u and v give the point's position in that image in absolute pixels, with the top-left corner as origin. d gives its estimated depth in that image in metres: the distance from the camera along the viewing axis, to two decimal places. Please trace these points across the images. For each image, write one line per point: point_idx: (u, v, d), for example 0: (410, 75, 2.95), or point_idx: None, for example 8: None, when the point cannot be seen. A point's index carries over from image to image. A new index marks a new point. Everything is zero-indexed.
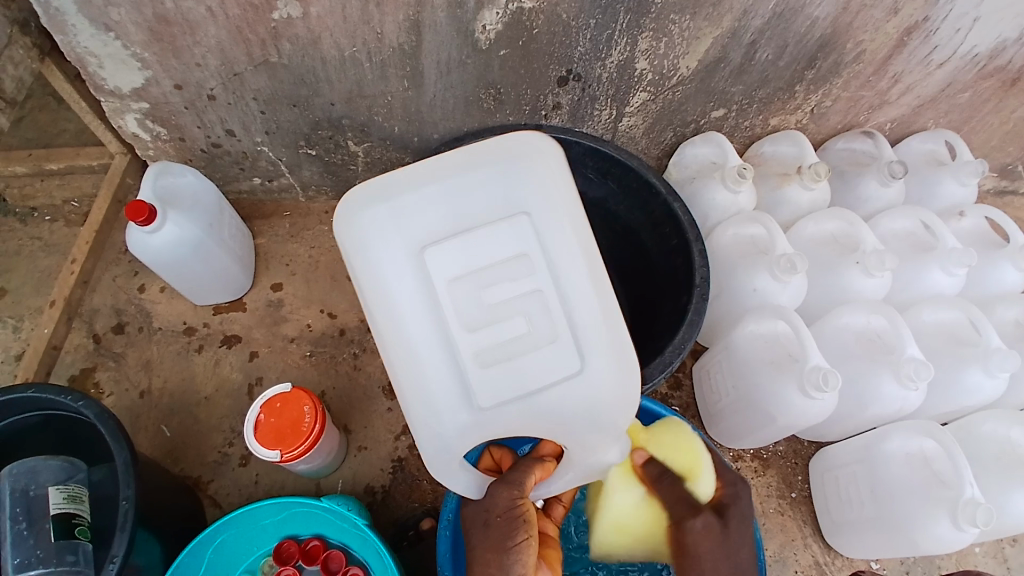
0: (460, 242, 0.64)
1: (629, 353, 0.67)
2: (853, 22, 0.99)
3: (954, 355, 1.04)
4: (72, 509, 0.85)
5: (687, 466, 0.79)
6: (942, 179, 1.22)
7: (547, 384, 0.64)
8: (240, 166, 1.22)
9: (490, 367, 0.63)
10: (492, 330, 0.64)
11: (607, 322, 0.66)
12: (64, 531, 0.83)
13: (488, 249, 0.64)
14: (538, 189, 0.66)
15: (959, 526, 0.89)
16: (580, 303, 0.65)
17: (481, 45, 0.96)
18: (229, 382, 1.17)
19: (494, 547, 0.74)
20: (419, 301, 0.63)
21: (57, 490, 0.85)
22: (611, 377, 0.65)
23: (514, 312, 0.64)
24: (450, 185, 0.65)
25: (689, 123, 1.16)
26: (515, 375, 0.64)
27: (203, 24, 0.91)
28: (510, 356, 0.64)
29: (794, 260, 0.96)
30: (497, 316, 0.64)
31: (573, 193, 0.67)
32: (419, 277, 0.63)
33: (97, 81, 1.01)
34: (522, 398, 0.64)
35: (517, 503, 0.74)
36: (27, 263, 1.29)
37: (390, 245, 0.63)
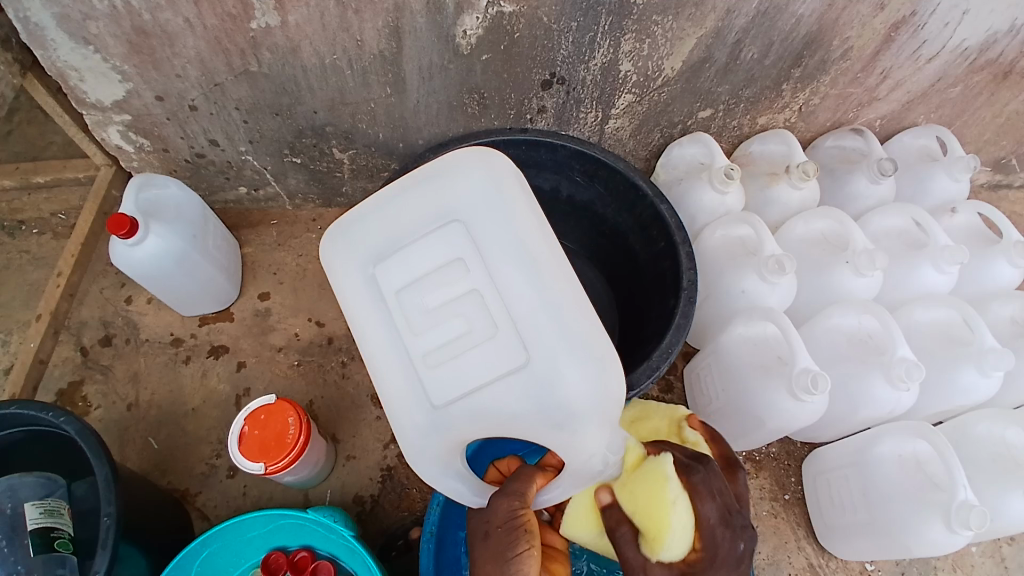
0: (400, 258, 0.69)
1: (567, 338, 0.66)
2: (838, 19, 0.98)
3: (947, 355, 1.03)
4: (51, 523, 0.85)
5: (648, 524, 0.67)
6: (933, 175, 1.21)
7: (489, 380, 0.66)
8: (226, 176, 1.21)
9: (436, 371, 0.67)
10: (433, 333, 0.67)
11: (543, 315, 0.66)
12: (43, 545, 0.83)
13: (426, 260, 0.69)
14: (467, 200, 0.70)
15: (951, 530, 0.89)
16: (515, 296, 0.67)
17: (462, 49, 0.95)
18: (217, 393, 1.17)
19: (494, 558, 0.69)
20: (373, 315, 0.69)
21: (32, 507, 0.85)
22: (551, 366, 0.65)
23: (454, 313, 0.67)
24: (386, 206, 0.71)
25: (677, 123, 1.15)
26: (458, 374, 0.66)
27: (181, 35, 0.90)
28: (454, 356, 0.67)
29: (782, 261, 0.95)
30: (437, 321, 0.68)
31: (497, 194, 0.70)
32: (372, 293, 0.69)
33: (79, 94, 1.01)
34: (468, 395, 0.66)
35: (517, 513, 0.70)
36: (15, 276, 1.29)
37: (346, 270, 0.70)
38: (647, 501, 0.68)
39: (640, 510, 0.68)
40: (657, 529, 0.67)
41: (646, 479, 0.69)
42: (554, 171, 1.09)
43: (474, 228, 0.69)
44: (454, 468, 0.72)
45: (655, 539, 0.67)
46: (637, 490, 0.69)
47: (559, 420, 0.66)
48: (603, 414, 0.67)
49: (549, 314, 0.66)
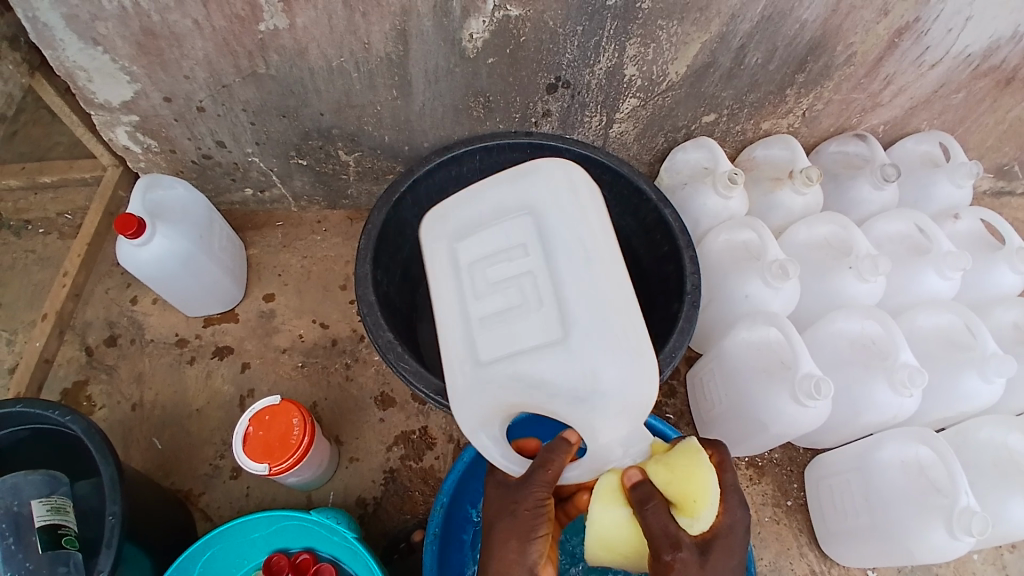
0: (476, 236, 0.72)
1: (610, 330, 0.65)
2: (842, 24, 0.98)
3: (951, 360, 1.03)
4: (57, 520, 0.85)
5: (682, 496, 0.66)
6: (936, 181, 1.21)
7: (528, 353, 0.66)
8: (232, 178, 1.22)
9: (476, 343, 0.69)
10: (491, 308, 0.69)
11: (587, 309, 0.66)
12: (51, 543, 0.84)
13: (481, 244, 0.72)
14: (548, 196, 0.71)
15: (954, 535, 0.88)
16: (570, 282, 0.67)
17: (468, 53, 0.96)
18: (221, 394, 1.17)
19: (517, 535, 0.70)
20: (447, 284, 0.72)
21: (40, 503, 0.85)
22: (584, 344, 0.65)
23: (509, 293, 0.69)
24: (488, 191, 0.73)
25: (681, 128, 1.16)
26: (502, 345, 0.68)
27: (190, 37, 0.91)
28: (502, 329, 0.68)
29: (786, 266, 0.95)
30: (483, 299, 0.70)
31: (600, 219, 0.71)
32: (447, 267, 0.73)
33: (87, 95, 1.02)
34: (507, 364, 0.67)
35: (544, 502, 0.70)
36: (20, 276, 1.29)
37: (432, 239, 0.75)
38: (684, 475, 0.66)
39: (675, 485, 0.66)
40: (694, 501, 0.66)
41: (680, 453, 0.68)
42: None
43: (525, 216, 0.71)
44: (491, 428, 0.72)
45: (690, 510, 0.67)
46: (673, 465, 0.67)
47: (587, 399, 0.65)
48: (626, 404, 0.66)
49: (588, 294, 0.66)
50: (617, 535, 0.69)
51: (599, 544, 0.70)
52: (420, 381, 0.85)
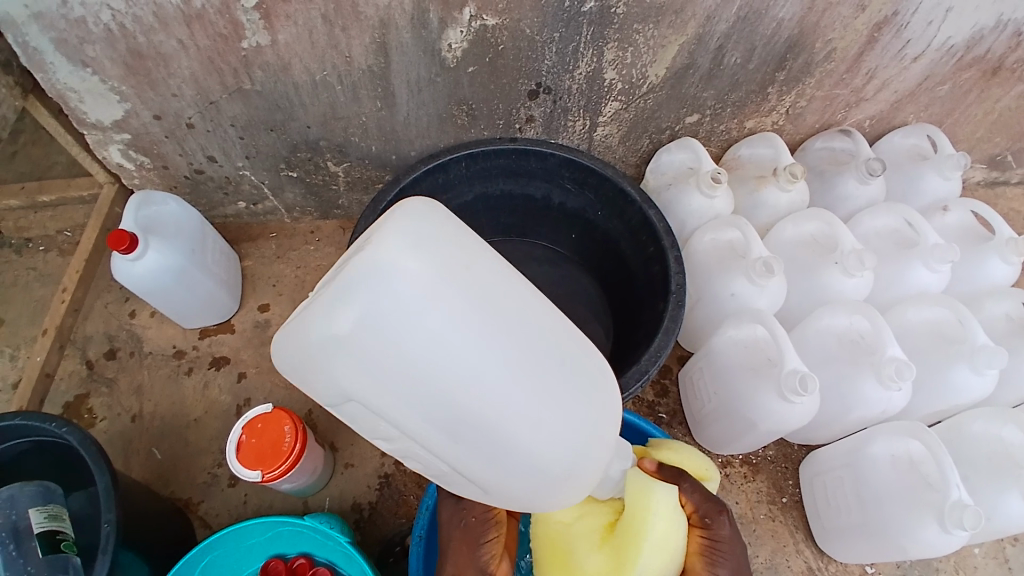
0: (343, 406, 0.63)
1: (528, 451, 0.61)
2: (820, 21, 0.99)
3: (940, 354, 1.03)
4: (54, 527, 0.88)
5: (695, 467, 0.80)
6: (924, 173, 1.21)
7: (469, 486, 0.67)
8: (224, 191, 1.24)
9: (427, 474, 0.69)
10: (409, 454, 0.66)
11: (493, 446, 0.61)
12: (50, 548, 0.86)
13: (354, 411, 0.63)
14: (376, 351, 0.58)
15: (946, 530, 0.88)
16: (460, 436, 0.60)
17: (448, 63, 0.97)
18: (218, 404, 1.19)
19: (468, 542, 0.74)
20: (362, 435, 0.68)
21: (37, 511, 0.88)
22: (528, 465, 0.62)
23: (410, 445, 0.64)
24: (316, 361, 0.60)
25: (665, 129, 1.16)
26: (444, 480, 0.68)
27: (176, 56, 0.93)
28: (433, 469, 0.67)
29: (770, 264, 0.96)
30: (403, 448, 0.65)
31: (450, 318, 0.59)
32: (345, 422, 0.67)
33: (80, 115, 1.04)
34: (461, 492, 0.69)
35: (492, 504, 0.75)
36: (22, 293, 1.32)
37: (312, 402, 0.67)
38: (688, 453, 0.81)
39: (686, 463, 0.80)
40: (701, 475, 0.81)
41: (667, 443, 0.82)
42: (544, 179, 1.11)
43: (387, 372, 0.58)
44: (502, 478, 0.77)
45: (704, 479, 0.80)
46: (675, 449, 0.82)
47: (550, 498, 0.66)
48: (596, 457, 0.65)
49: (496, 423, 0.60)
50: (674, 519, 0.70)
51: (662, 539, 0.69)
52: None
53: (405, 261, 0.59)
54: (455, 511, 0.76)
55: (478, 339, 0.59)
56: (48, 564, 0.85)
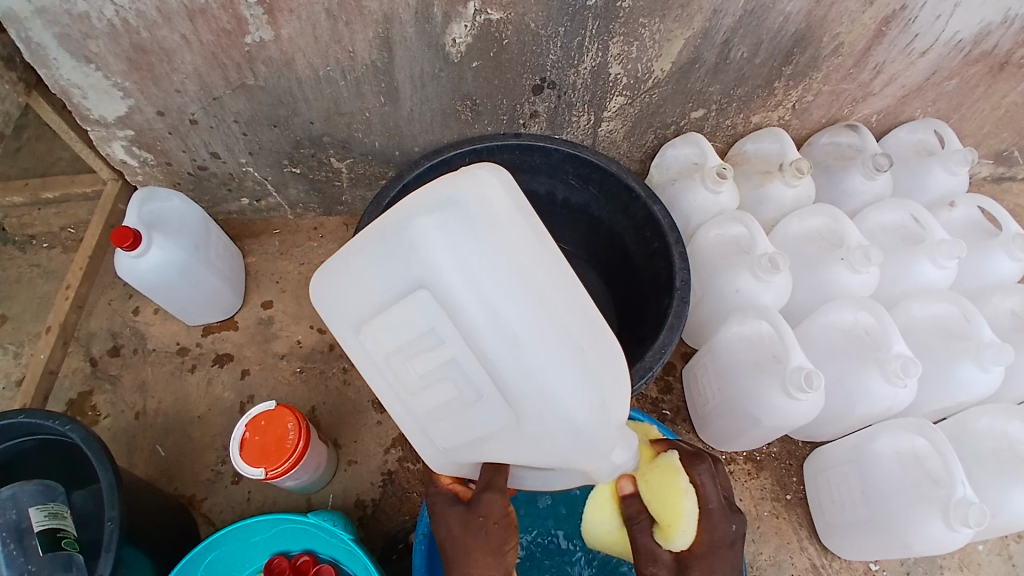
0: (382, 322, 0.65)
1: (563, 392, 0.61)
2: (827, 15, 0.98)
3: (945, 350, 1.02)
4: (55, 525, 0.88)
5: (662, 519, 0.68)
6: (931, 169, 1.20)
7: (488, 433, 0.66)
8: (228, 188, 1.24)
9: (441, 424, 0.68)
10: (430, 393, 0.65)
11: (530, 384, 0.61)
12: (52, 545, 0.86)
13: (394, 329, 0.64)
14: (436, 265, 0.62)
15: (951, 526, 0.88)
16: (504, 365, 0.61)
17: (452, 57, 0.97)
18: (221, 401, 1.19)
19: (490, 550, 0.69)
20: (381, 372, 0.68)
21: (37, 509, 0.87)
22: (558, 412, 0.62)
23: (440, 379, 0.64)
24: (371, 264, 0.65)
25: (670, 124, 1.16)
26: (462, 427, 0.67)
27: (179, 52, 0.93)
28: (451, 413, 0.66)
29: (775, 259, 0.95)
30: (429, 385, 0.65)
31: (514, 247, 0.62)
32: (363, 352, 0.67)
33: (83, 111, 1.04)
34: (472, 445, 0.68)
35: (510, 505, 0.71)
36: (26, 290, 1.32)
37: (339, 327, 0.67)
38: (658, 500, 0.68)
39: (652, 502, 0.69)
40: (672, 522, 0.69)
41: (665, 476, 0.68)
42: (548, 174, 1.10)
43: (445, 283, 0.62)
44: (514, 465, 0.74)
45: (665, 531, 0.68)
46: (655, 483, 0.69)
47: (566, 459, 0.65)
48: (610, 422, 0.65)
49: (541, 358, 0.61)
50: (609, 534, 0.74)
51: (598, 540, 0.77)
52: None
53: (485, 192, 0.64)
54: (468, 519, 0.70)
55: (535, 276, 0.62)
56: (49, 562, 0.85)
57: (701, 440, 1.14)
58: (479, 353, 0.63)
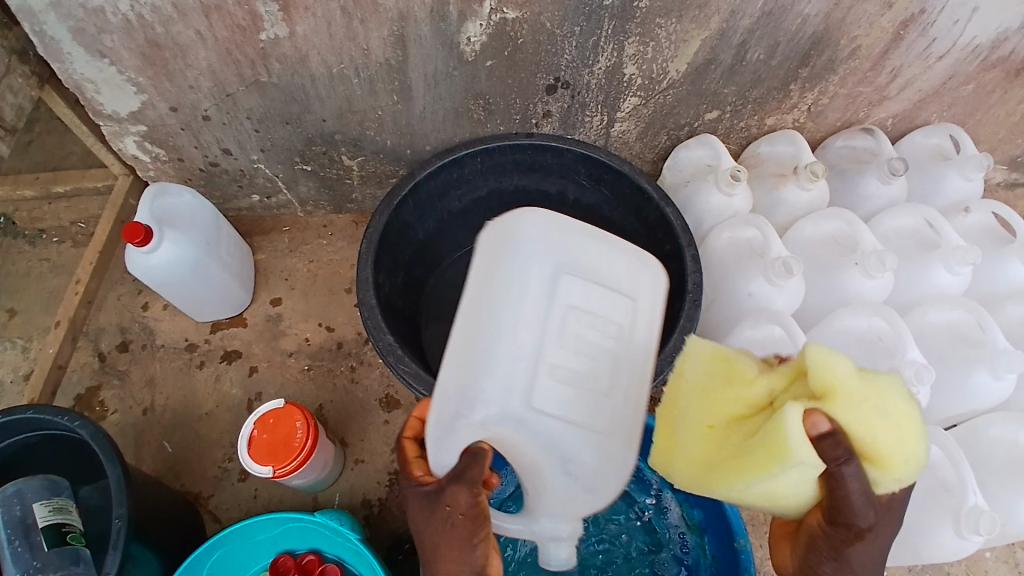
0: (590, 274, 0.65)
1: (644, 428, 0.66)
2: (845, 18, 0.97)
3: (959, 358, 1.01)
4: (61, 520, 0.88)
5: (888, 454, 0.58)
6: (945, 174, 1.19)
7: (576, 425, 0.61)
8: (238, 184, 1.24)
9: (540, 389, 0.61)
10: (563, 357, 0.62)
11: (633, 408, 0.65)
12: (57, 540, 0.86)
13: (589, 291, 0.64)
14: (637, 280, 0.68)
15: (961, 534, 0.87)
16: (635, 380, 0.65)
17: (467, 56, 0.96)
18: (229, 398, 1.19)
19: (455, 543, 0.66)
20: (532, 313, 0.62)
21: (41, 504, 0.88)
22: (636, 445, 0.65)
23: (584, 353, 0.63)
24: (597, 240, 0.67)
25: (683, 126, 1.15)
26: (563, 400, 0.61)
27: (193, 47, 0.93)
28: (570, 383, 0.62)
29: (790, 263, 0.95)
30: (565, 352, 0.62)
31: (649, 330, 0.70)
32: (546, 295, 0.63)
33: (96, 106, 1.04)
34: (561, 423, 0.61)
35: (477, 499, 0.64)
36: (36, 284, 1.33)
37: (544, 262, 0.64)
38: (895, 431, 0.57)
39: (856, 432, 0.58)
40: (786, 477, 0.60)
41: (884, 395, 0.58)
42: (559, 174, 1.10)
43: (633, 299, 0.67)
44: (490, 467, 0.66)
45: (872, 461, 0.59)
46: (863, 401, 0.57)
47: (592, 490, 0.63)
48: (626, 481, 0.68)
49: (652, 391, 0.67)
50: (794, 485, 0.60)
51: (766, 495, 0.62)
52: (419, 382, 0.87)
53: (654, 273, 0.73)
54: (432, 510, 0.67)
55: None
56: (56, 557, 0.85)
57: None
58: (582, 369, 0.63)
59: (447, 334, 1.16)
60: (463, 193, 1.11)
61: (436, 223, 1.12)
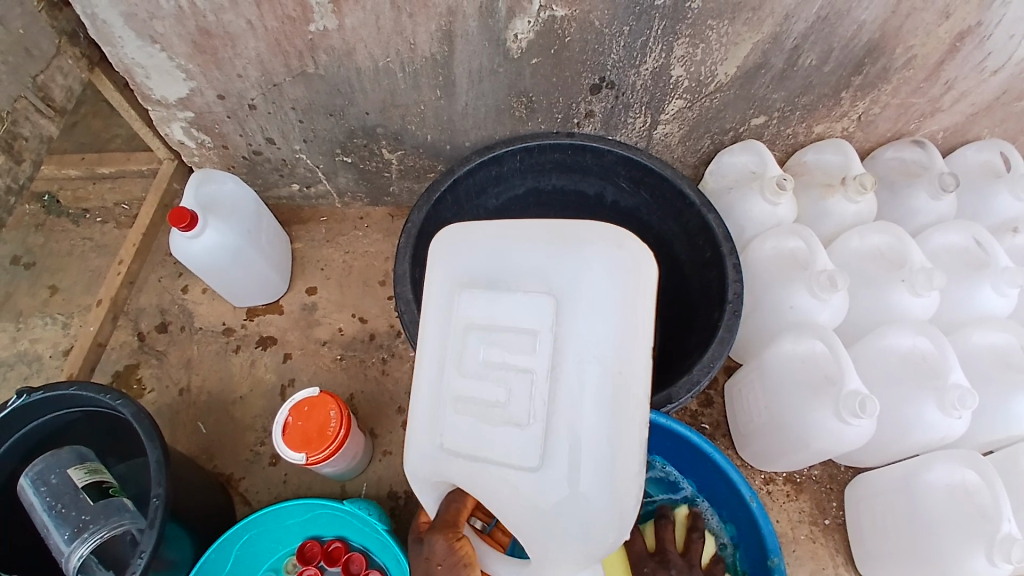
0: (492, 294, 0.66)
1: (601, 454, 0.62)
2: (902, 27, 0.94)
3: (1002, 380, 0.98)
4: (98, 479, 0.91)
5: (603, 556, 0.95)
6: (998, 193, 1.15)
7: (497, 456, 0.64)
8: (280, 173, 1.25)
9: (462, 419, 0.66)
10: (477, 383, 0.65)
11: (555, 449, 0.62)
12: (100, 494, 0.89)
13: (505, 315, 0.65)
14: (578, 297, 0.62)
15: (994, 563, 0.85)
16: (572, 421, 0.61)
17: (512, 53, 0.96)
18: (263, 382, 1.20)
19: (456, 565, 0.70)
20: (440, 338, 0.69)
21: (76, 469, 0.90)
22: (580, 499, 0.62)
23: (501, 378, 0.64)
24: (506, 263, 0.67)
25: (728, 130, 1.13)
26: (478, 432, 0.65)
27: (243, 36, 0.94)
28: (484, 415, 0.65)
29: (835, 277, 0.92)
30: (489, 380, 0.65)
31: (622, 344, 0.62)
32: (447, 316, 0.68)
33: (145, 91, 1.06)
34: (469, 458, 0.65)
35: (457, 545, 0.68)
36: (79, 262, 1.36)
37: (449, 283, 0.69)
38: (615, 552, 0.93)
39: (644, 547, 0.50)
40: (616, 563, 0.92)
41: None
42: (599, 176, 1.09)
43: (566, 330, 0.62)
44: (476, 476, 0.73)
45: None
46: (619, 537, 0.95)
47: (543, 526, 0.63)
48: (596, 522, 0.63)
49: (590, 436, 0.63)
50: None
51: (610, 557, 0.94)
52: None
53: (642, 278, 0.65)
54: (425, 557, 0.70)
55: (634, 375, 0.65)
56: (103, 507, 0.88)
57: (742, 458, 1.12)
58: (500, 399, 0.64)
59: None
60: (501, 190, 1.11)
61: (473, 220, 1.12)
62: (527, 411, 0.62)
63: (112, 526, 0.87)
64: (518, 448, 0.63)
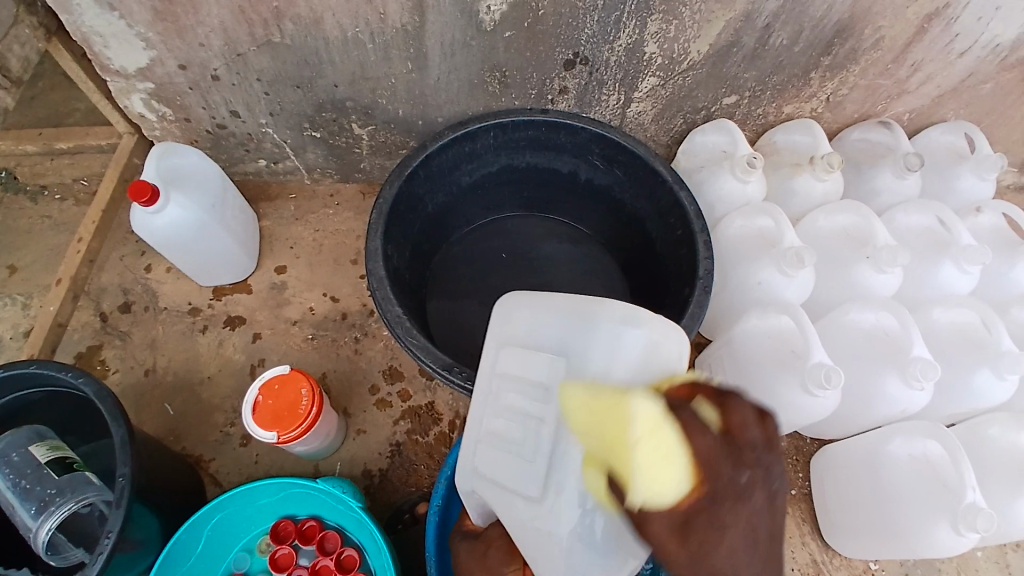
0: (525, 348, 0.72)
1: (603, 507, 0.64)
2: (871, 7, 0.95)
3: (967, 356, 1.01)
4: (60, 454, 0.88)
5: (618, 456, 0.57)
6: (960, 173, 1.18)
7: (511, 489, 0.69)
8: (246, 148, 1.22)
9: (489, 452, 0.72)
10: (507, 424, 0.71)
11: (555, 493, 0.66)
12: (65, 468, 0.87)
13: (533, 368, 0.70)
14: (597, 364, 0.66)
15: (959, 532, 0.88)
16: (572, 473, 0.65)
17: (485, 26, 0.94)
18: (232, 362, 1.18)
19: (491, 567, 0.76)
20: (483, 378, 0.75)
21: (37, 445, 0.87)
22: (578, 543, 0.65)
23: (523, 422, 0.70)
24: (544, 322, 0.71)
25: (700, 109, 1.14)
26: (499, 466, 0.70)
27: (205, 3, 0.90)
28: (506, 451, 0.70)
29: (802, 254, 0.94)
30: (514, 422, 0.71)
31: None
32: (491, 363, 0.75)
33: (103, 60, 1.01)
34: (491, 485, 0.71)
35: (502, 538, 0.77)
36: (36, 240, 1.31)
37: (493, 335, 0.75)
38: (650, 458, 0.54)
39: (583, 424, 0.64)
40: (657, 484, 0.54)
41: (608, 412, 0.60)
42: (573, 154, 1.09)
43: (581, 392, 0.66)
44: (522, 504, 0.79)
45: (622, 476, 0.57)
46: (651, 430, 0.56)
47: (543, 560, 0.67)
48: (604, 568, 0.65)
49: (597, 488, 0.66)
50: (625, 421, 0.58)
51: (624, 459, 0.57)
52: (426, 354, 0.86)
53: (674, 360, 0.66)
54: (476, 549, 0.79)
55: None
56: (71, 480, 0.86)
57: None
58: (519, 441, 0.69)
59: (453, 310, 1.14)
60: (474, 167, 1.09)
61: (446, 198, 1.11)
62: (539, 453, 0.67)
63: (79, 498, 0.85)
64: (526, 487, 0.67)
